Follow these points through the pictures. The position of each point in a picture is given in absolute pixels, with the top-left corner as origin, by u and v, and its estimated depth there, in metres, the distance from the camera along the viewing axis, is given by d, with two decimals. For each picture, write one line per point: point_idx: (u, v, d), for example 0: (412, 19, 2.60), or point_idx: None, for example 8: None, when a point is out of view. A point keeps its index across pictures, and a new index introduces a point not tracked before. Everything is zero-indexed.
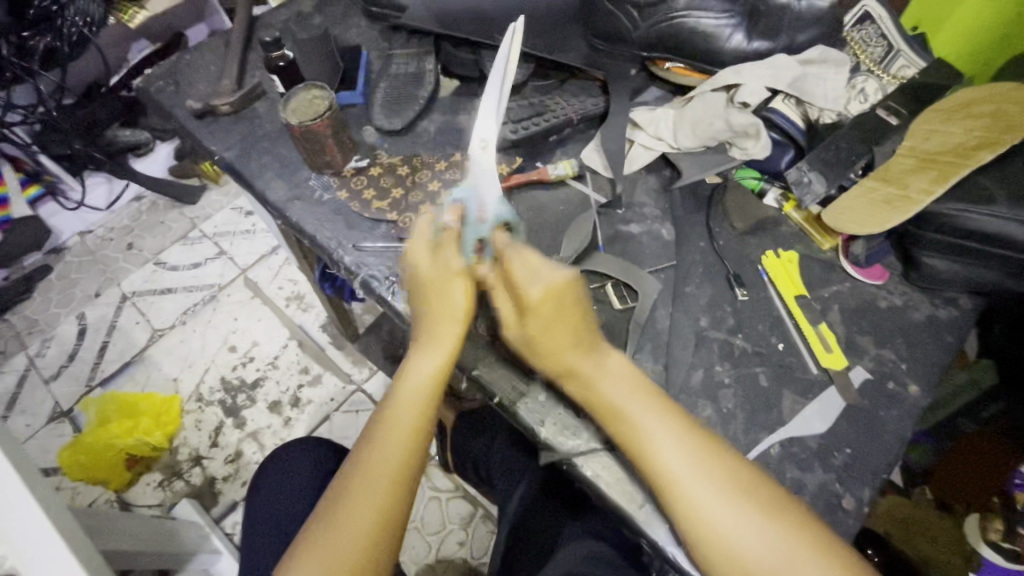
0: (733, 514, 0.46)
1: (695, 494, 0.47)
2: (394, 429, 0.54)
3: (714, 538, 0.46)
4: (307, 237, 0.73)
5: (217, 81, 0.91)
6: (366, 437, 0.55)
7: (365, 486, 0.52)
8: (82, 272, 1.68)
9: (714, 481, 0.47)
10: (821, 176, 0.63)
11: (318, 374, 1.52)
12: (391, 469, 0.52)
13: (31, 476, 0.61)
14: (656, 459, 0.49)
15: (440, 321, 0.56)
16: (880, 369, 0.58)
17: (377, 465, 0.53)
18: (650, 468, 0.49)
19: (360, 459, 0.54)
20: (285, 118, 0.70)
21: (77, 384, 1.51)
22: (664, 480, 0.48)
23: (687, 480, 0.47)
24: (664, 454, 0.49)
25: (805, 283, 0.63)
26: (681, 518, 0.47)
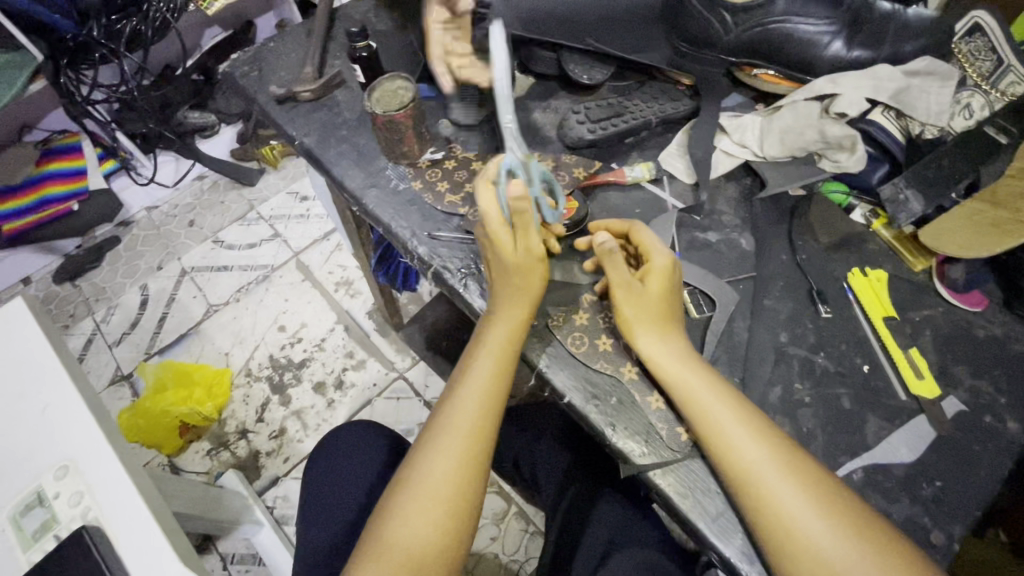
0: (818, 523, 0.45)
1: (778, 497, 0.47)
2: (467, 393, 0.57)
3: (796, 546, 0.45)
4: (381, 225, 0.75)
5: (298, 69, 0.94)
6: (442, 403, 0.59)
7: (442, 451, 0.55)
8: (148, 245, 1.77)
9: (800, 489, 0.47)
10: (919, 195, 0.60)
11: (363, 359, 1.55)
12: (466, 433, 0.56)
13: (113, 436, 0.64)
14: (738, 458, 0.49)
15: (516, 286, 0.59)
16: (976, 401, 0.54)
17: (454, 430, 0.56)
18: (733, 469, 0.49)
19: (436, 432, 0.57)
20: (370, 108, 0.72)
21: (138, 351, 1.59)
22: (742, 476, 0.48)
23: (772, 483, 0.47)
24: (746, 454, 0.49)
25: (893, 304, 0.60)
26: (762, 523, 0.47)
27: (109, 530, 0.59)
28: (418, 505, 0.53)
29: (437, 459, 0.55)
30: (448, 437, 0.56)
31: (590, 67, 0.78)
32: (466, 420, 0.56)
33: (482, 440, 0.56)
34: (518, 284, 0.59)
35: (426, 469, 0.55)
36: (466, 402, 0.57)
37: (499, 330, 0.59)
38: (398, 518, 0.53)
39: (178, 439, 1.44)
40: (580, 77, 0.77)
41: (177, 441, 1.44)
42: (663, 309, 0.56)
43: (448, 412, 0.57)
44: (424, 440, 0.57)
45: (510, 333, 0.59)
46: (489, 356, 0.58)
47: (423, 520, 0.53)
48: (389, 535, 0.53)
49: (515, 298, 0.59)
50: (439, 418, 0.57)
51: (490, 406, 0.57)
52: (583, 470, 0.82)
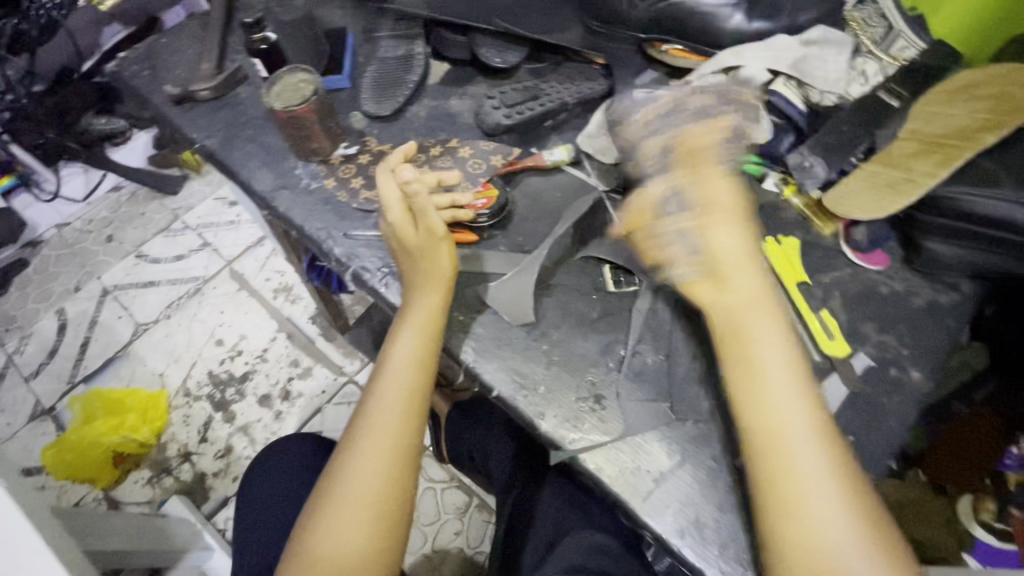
0: (820, 473, 0.45)
1: (796, 448, 0.46)
2: (390, 390, 0.55)
3: (794, 488, 0.45)
4: (295, 228, 0.71)
5: (195, 65, 0.87)
6: (364, 401, 0.56)
7: (364, 454, 0.53)
8: (61, 265, 1.63)
9: (818, 440, 0.46)
10: (822, 160, 0.62)
11: (309, 366, 1.49)
12: (389, 432, 0.54)
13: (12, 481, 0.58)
14: (772, 410, 0.47)
15: (427, 273, 0.58)
16: (883, 355, 0.57)
17: (375, 431, 0.54)
18: (763, 416, 0.48)
19: (359, 433, 0.54)
20: (269, 104, 0.67)
21: (59, 381, 1.47)
22: (759, 412, 0.48)
23: (798, 433, 0.46)
24: (776, 404, 0.47)
25: (805, 269, 0.62)
26: (768, 467, 0.46)
27: None
28: (345, 512, 0.51)
29: (360, 462, 0.53)
30: (371, 437, 0.54)
31: (503, 50, 0.76)
32: (386, 419, 0.54)
33: (406, 438, 0.54)
34: (426, 268, 0.58)
35: (350, 473, 0.52)
36: (385, 401, 0.55)
37: (414, 321, 0.57)
38: (322, 528, 0.51)
39: (114, 470, 1.35)
40: (493, 60, 0.76)
41: (113, 472, 1.35)
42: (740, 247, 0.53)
43: (368, 413, 0.55)
44: (346, 444, 0.55)
45: (425, 324, 0.57)
46: (406, 349, 0.56)
47: (351, 526, 0.51)
48: (315, 548, 0.50)
49: (428, 287, 0.58)
50: (359, 420, 0.55)
51: (410, 402, 0.55)
52: (530, 458, 0.82)
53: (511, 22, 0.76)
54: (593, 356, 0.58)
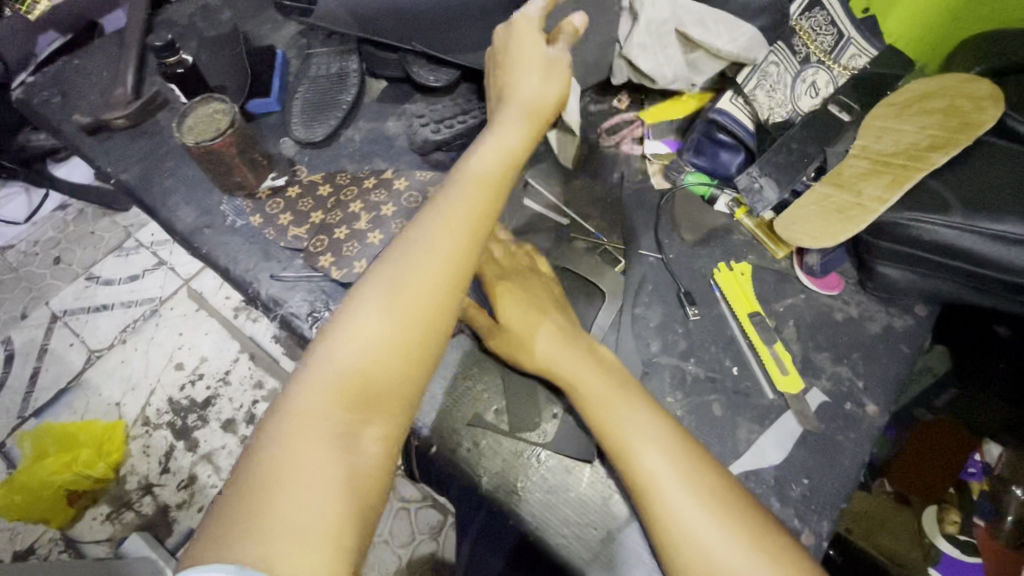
0: (705, 517, 0.43)
1: (669, 496, 0.45)
2: (407, 273, 0.40)
3: (676, 530, 0.44)
4: (221, 271, 0.66)
5: (111, 90, 0.80)
6: (371, 287, 0.40)
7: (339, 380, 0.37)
8: (4, 292, 1.50)
9: (682, 478, 0.45)
10: (772, 181, 0.60)
11: (273, 388, 1.40)
12: (385, 355, 0.38)
13: None
14: (635, 457, 0.47)
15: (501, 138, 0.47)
16: (838, 388, 0.55)
17: (362, 351, 0.38)
18: (626, 464, 0.47)
19: (352, 329, 0.38)
20: (181, 140, 0.61)
21: (7, 416, 1.36)
22: (643, 487, 0.46)
23: (663, 477, 0.45)
24: (638, 450, 0.47)
25: (759, 298, 0.59)
26: (655, 519, 0.45)
27: None
28: (304, 458, 0.34)
29: (349, 369, 0.37)
30: (374, 332, 0.38)
31: (437, 67, 0.72)
32: (383, 337, 0.38)
33: (404, 376, 0.39)
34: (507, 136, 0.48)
35: (333, 373, 0.37)
36: (403, 286, 0.39)
37: (452, 215, 0.43)
38: (277, 468, 0.33)
39: (69, 508, 1.25)
40: (427, 79, 0.71)
41: (68, 510, 1.25)
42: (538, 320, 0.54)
43: (369, 299, 0.39)
44: (328, 346, 0.38)
45: (467, 221, 0.43)
46: (432, 248, 0.41)
47: (317, 471, 0.34)
48: (249, 523, 0.31)
49: (468, 177, 0.45)
50: (356, 306, 0.39)
51: (429, 318, 0.40)
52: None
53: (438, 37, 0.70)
54: (538, 403, 0.54)
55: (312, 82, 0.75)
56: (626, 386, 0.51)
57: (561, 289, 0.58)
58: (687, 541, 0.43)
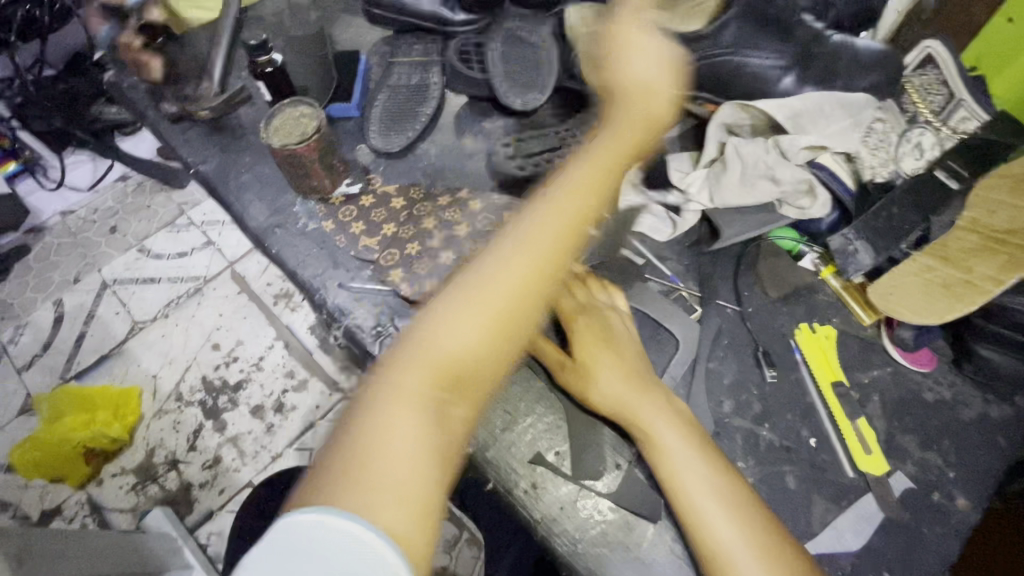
0: None
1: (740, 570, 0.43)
2: (508, 263, 0.45)
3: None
4: (289, 273, 0.66)
5: (198, 79, 0.82)
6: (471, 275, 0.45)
7: (414, 374, 0.41)
8: (61, 255, 1.55)
9: (756, 553, 0.43)
10: (868, 245, 0.56)
11: (304, 379, 1.41)
12: (463, 350, 0.42)
13: None
14: (706, 525, 0.45)
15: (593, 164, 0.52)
16: (924, 476, 0.51)
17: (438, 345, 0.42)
18: (701, 538, 0.45)
19: (451, 307, 0.43)
20: (266, 140, 0.62)
21: (51, 375, 1.40)
22: (712, 555, 0.44)
23: (734, 549, 0.43)
24: (707, 515, 0.45)
25: (842, 367, 0.56)
26: None
27: None
28: (397, 418, 0.38)
29: (443, 343, 0.42)
30: (468, 308, 0.43)
31: (523, 91, 0.71)
32: (474, 318, 0.43)
33: (488, 362, 0.43)
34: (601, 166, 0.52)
35: (432, 341, 0.42)
36: (502, 274, 0.44)
37: (527, 234, 0.47)
38: (372, 429, 0.37)
39: (85, 467, 1.27)
40: (513, 102, 0.70)
41: (84, 469, 1.27)
42: (618, 367, 0.52)
43: (472, 282, 0.44)
44: (425, 321, 0.43)
45: (547, 238, 0.47)
46: (516, 265, 0.45)
47: (407, 436, 0.37)
48: (354, 474, 0.35)
49: (557, 197, 0.49)
50: (458, 289, 0.44)
51: (521, 309, 0.44)
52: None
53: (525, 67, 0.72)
54: (603, 450, 0.52)
55: (394, 91, 0.75)
56: (697, 441, 0.49)
57: (633, 329, 0.56)
58: None
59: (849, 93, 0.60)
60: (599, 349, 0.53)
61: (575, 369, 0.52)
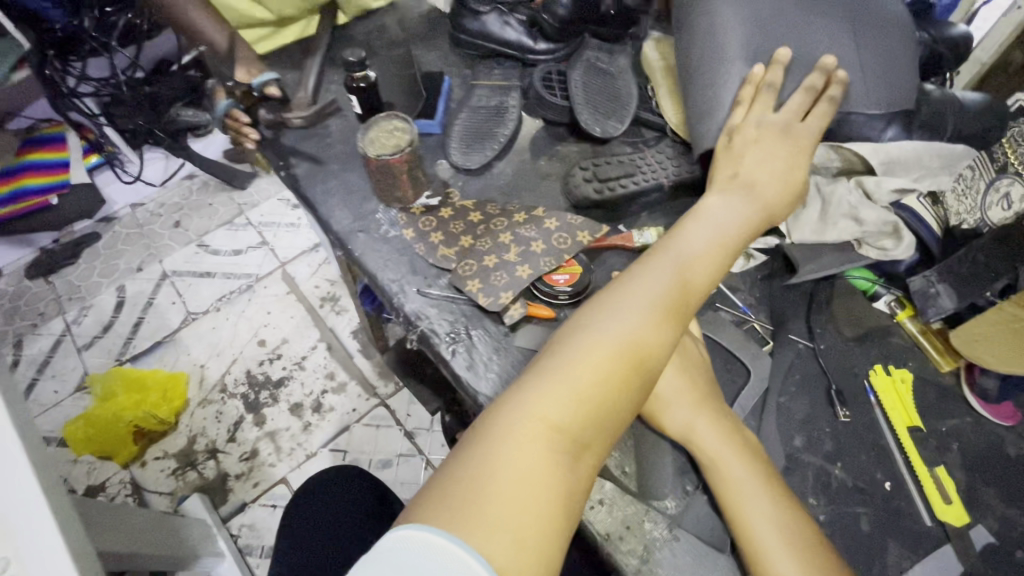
0: None
1: None
2: (629, 319, 0.49)
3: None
4: (368, 275, 0.69)
5: (291, 89, 0.87)
6: (594, 325, 0.48)
7: (546, 418, 0.43)
8: (127, 244, 1.64)
9: None
10: (950, 289, 0.56)
11: (344, 381, 1.44)
12: (592, 400, 0.45)
13: None
14: (768, 561, 0.44)
15: (711, 235, 0.55)
16: (1006, 531, 0.49)
17: (570, 394, 0.45)
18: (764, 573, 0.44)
19: (577, 353, 0.47)
20: (363, 149, 0.66)
21: (109, 357, 1.47)
22: None
23: None
24: (771, 551, 0.44)
25: (919, 412, 0.55)
26: None
27: None
28: (527, 459, 0.41)
29: (573, 390, 0.45)
30: (594, 357, 0.46)
31: (604, 120, 0.74)
32: (599, 372, 0.46)
33: (611, 415, 0.46)
34: (715, 236, 0.55)
35: (562, 383, 0.45)
36: (624, 331, 0.48)
37: (647, 298, 0.50)
38: (502, 463, 0.41)
39: (132, 445, 1.33)
40: (594, 129, 0.73)
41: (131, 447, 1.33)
42: (695, 395, 0.52)
43: (597, 333, 0.48)
44: (555, 363, 0.46)
45: (666, 302, 0.50)
46: (636, 327, 0.48)
47: (532, 476, 0.41)
48: (483, 506, 0.38)
49: (675, 264, 0.53)
50: (587, 336, 0.48)
51: (641, 367, 0.47)
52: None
53: (603, 99, 0.76)
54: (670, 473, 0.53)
55: (474, 112, 0.79)
56: (766, 476, 0.48)
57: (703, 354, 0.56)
58: None
59: (947, 144, 0.61)
60: (676, 376, 0.53)
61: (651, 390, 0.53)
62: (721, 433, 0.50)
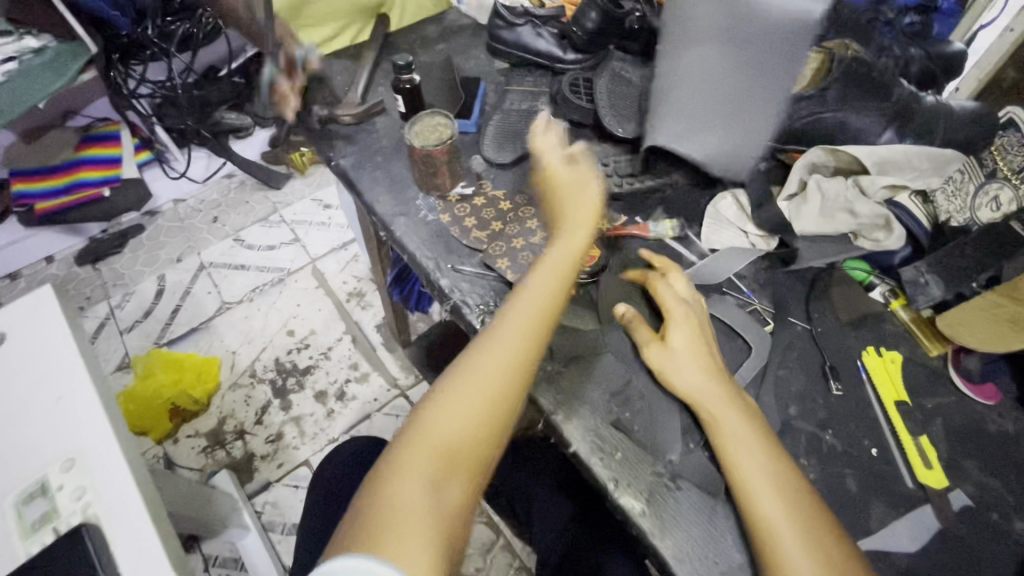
0: None
1: (783, 547, 0.47)
2: (495, 356, 0.55)
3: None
4: (407, 253, 0.76)
5: (342, 91, 0.96)
6: (463, 365, 0.54)
7: (424, 453, 0.49)
8: (169, 237, 1.75)
9: (800, 535, 0.47)
10: (938, 279, 0.62)
11: (367, 372, 1.52)
12: (467, 429, 0.51)
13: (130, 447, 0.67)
14: (758, 505, 0.49)
15: (555, 270, 0.61)
16: (983, 496, 0.54)
17: (439, 435, 0.51)
18: (754, 516, 0.49)
19: (449, 393, 0.53)
20: (410, 140, 0.75)
21: (148, 340, 1.56)
22: (760, 531, 0.49)
23: (781, 530, 0.48)
24: (759, 497, 0.50)
25: (906, 389, 0.60)
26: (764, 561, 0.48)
27: (108, 532, 0.61)
28: (410, 491, 0.47)
29: (443, 425, 0.51)
30: (464, 393, 0.53)
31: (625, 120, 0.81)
32: (470, 405, 0.52)
33: (485, 438, 0.52)
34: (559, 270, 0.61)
35: (440, 421, 0.51)
36: (490, 365, 0.54)
37: (510, 334, 0.56)
38: (387, 497, 0.46)
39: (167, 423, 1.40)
40: (615, 129, 0.80)
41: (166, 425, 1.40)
42: (702, 361, 0.58)
43: (468, 372, 0.54)
44: (433, 404, 0.52)
45: (529, 335, 0.56)
46: (502, 359, 0.55)
47: (418, 502, 0.47)
48: (375, 536, 0.44)
49: (530, 301, 0.58)
50: (455, 379, 0.54)
51: (509, 392, 0.54)
52: (593, 513, 0.79)
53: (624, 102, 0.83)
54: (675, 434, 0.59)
55: (507, 115, 0.87)
56: (761, 434, 0.54)
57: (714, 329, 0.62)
58: None
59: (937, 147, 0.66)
60: (685, 345, 0.59)
61: (667, 352, 0.59)
62: (717, 396, 0.56)
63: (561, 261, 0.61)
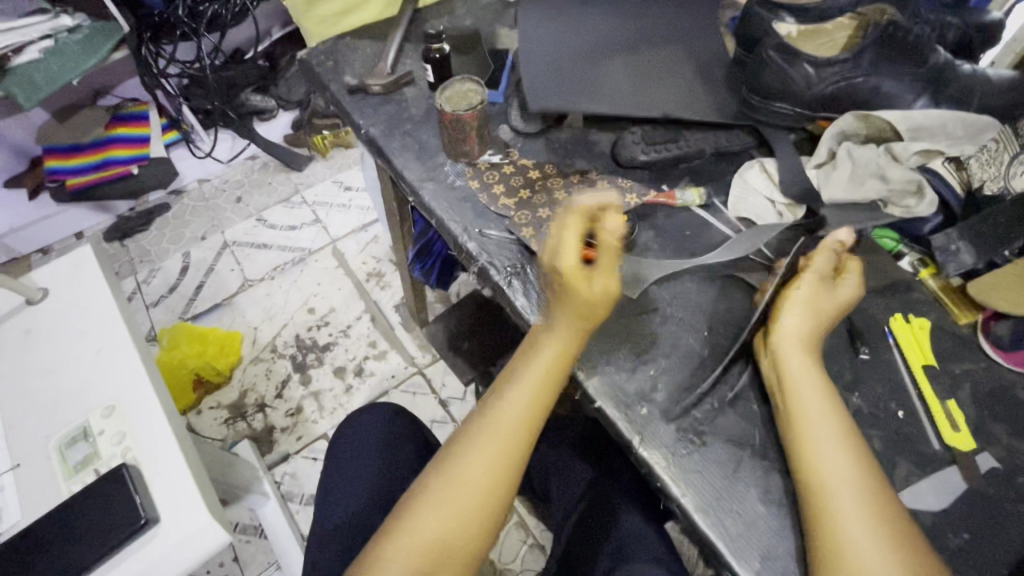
0: (864, 532, 0.46)
1: (837, 501, 0.48)
2: (482, 452, 0.56)
3: (836, 542, 0.47)
4: (435, 217, 0.78)
5: (371, 62, 0.97)
6: (453, 459, 0.56)
7: (413, 546, 0.53)
8: (194, 215, 1.78)
9: (857, 493, 0.48)
10: (970, 247, 0.62)
11: (385, 350, 1.54)
12: (455, 524, 0.54)
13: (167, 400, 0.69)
14: (817, 461, 0.50)
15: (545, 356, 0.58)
16: (1011, 460, 0.54)
17: (428, 530, 0.53)
18: (809, 469, 0.50)
19: (438, 486, 0.55)
20: (441, 105, 0.76)
21: (173, 314, 1.59)
22: (815, 484, 0.50)
23: (840, 486, 0.49)
24: (820, 453, 0.50)
25: (934, 354, 0.60)
26: (814, 511, 0.49)
27: (145, 476, 0.63)
28: None
29: (431, 520, 0.53)
30: (450, 487, 0.55)
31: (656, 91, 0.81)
32: (457, 503, 0.54)
33: (475, 532, 0.54)
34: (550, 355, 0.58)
35: (425, 518, 0.53)
36: (476, 465, 0.55)
37: (496, 432, 0.57)
38: None
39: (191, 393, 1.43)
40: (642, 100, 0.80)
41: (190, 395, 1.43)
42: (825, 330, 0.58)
43: (456, 467, 0.55)
44: (421, 496, 0.55)
45: (517, 429, 0.57)
46: (488, 458, 0.55)
47: None
48: None
49: (519, 393, 0.58)
50: (446, 471, 0.56)
51: (497, 487, 0.55)
52: (612, 478, 0.79)
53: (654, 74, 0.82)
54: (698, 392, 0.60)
55: None
56: (830, 396, 0.54)
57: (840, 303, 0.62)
58: (844, 541, 0.47)
59: (973, 114, 0.67)
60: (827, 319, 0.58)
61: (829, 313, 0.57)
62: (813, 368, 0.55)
63: (556, 344, 0.58)
